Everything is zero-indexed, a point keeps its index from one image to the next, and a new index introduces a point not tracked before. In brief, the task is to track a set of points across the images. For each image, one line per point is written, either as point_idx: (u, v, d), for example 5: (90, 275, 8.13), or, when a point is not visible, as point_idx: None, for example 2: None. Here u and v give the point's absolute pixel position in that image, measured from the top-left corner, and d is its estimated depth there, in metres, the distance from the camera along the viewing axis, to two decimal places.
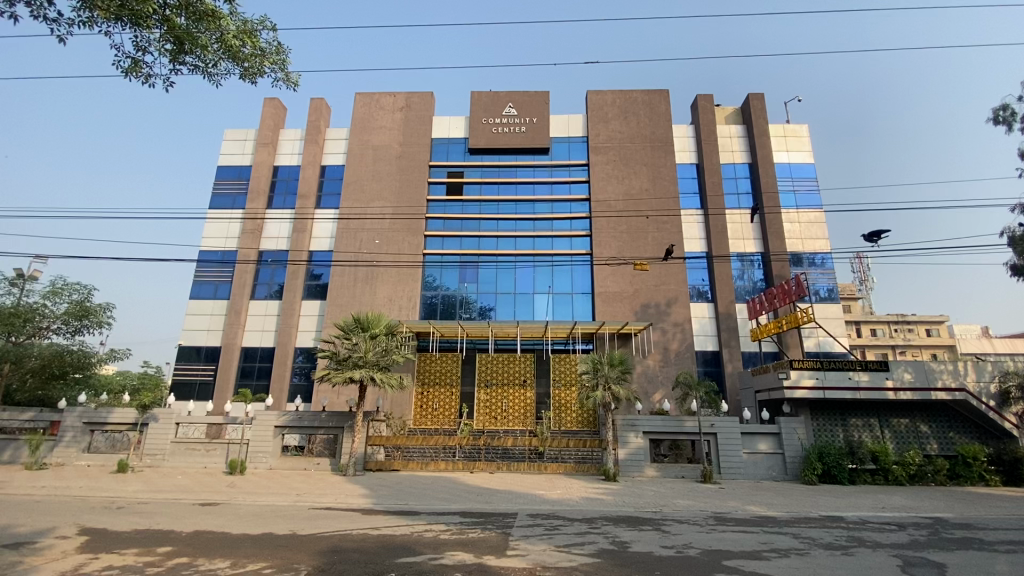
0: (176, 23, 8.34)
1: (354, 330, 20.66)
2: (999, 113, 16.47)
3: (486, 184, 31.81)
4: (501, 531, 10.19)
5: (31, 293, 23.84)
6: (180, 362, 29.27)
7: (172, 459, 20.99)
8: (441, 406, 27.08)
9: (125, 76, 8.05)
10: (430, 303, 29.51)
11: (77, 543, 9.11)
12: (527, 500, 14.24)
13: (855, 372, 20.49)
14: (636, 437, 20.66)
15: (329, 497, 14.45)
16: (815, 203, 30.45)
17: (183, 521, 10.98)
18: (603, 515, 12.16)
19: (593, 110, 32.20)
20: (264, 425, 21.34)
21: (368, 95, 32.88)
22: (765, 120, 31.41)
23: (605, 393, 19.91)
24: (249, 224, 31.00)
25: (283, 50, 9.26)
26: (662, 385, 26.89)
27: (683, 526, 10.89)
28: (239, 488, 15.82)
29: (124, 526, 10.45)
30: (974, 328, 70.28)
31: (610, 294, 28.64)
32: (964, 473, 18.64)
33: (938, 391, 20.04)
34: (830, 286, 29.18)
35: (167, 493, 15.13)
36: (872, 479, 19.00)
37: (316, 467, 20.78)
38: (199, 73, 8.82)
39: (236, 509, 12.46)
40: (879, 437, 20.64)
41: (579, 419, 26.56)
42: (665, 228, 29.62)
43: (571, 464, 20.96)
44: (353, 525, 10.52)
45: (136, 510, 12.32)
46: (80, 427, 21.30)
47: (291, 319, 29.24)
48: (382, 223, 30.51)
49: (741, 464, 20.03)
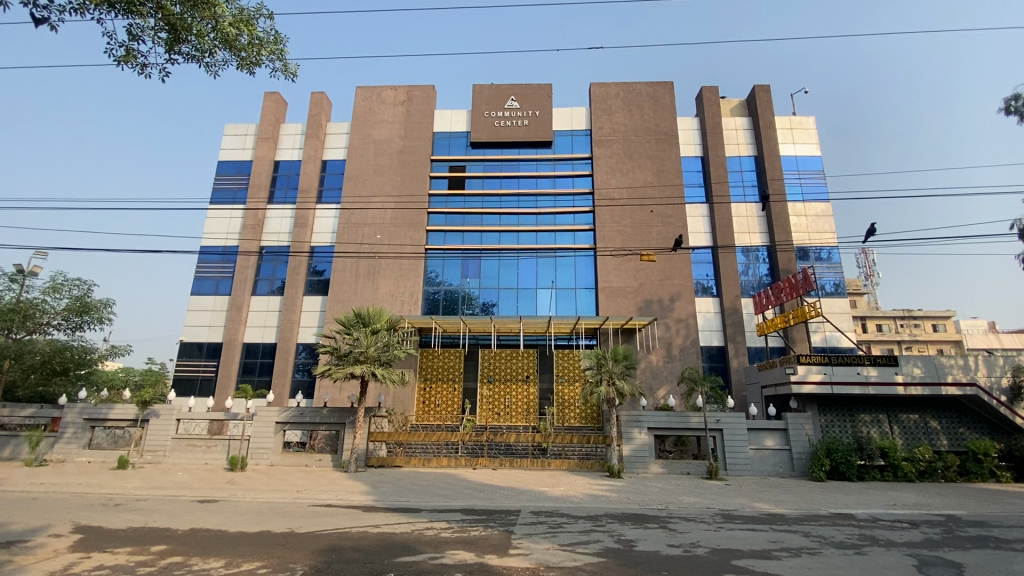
0: (170, 10, 8.10)
1: (354, 326, 20.33)
2: (1011, 104, 16.06)
3: (489, 178, 31.49)
4: (504, 529, 9.96)
5: (31, 289, 23.78)
6: (181, 358, 29.14)
7: (173, 455, 20.86)
8: (443, 402, 27.02)
9: (119, 66, 7.86)
10: (432, 299, 29.25)
11: (70, 541, 8.93)
12: (531, 497, 14.03)
13: (863, 367, 20.12)
14: (641, 433, 20.37)
15: (329, 494, 14.26)
16: (822, 195, 30.00)
17: (181, 518, 10.80)
18: (608, 512, 11.94)
19: (596, 102, 31.78)
20: (264, 421, 21.11)
21: (368, 89, 32.61)
22: (771, 112, 31.00)
23: (608, 389, 19.68)
24: (249, 219, 30.75)
25: (282, 39, 8.98)
26: (666, 381, 26.63)
27: (689, 524, 10.64)
28: (239, 485, 15.65)
29: (120, 524, 10.28)
30: (981, 324, 69.69)
31: (614, 289, 28.36)
32: (976, 470, 18.24)
33: (949, 386, 19.65)
34: (836, 280, 28.81)
35: (166, 489, 14.98)
36: (881, 475, 18.69)
37: (318, 463, 20.60)
38: (194, 62, 8.58)
39: (235, 506, 12.28)
40: (888, 433, 20.34)
41: (582, 415, 26.40)
42: (669, 222, 29.23)
43: (574, 460, 20.72)
44: (352, 523, 10.31)
45: (133, 508, 12.14)
46: (80, 423, 21.21)
47: (292, 315, 29.05)
48: (383, 217, 30.26)
49: (747, 460, 19.76)
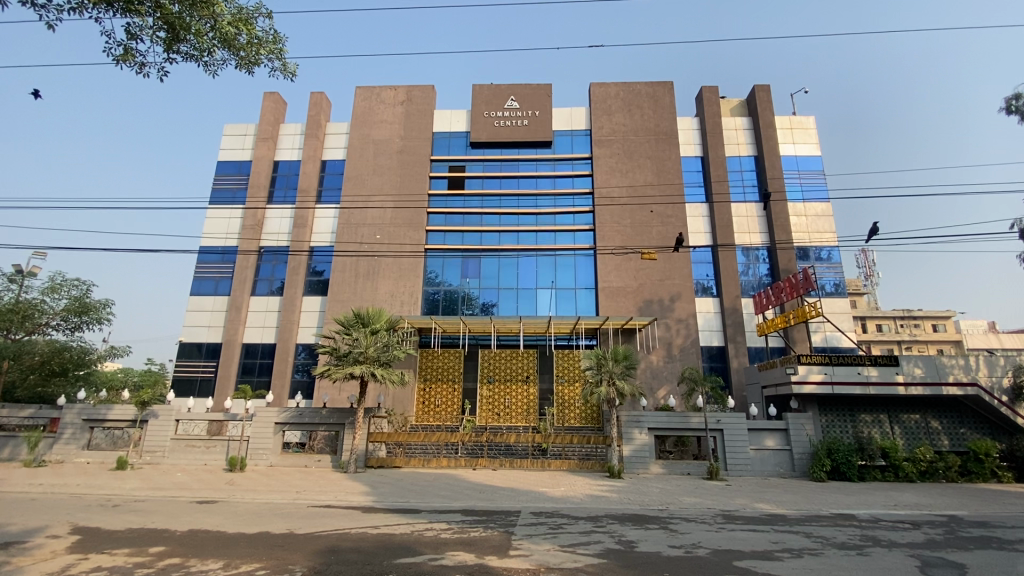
0: (168, 9, 8.06)
1: (354, 326, 20.28)
2: (1012, 103, 15.99)
3: (488, 178, 31.45)
4: (504, 530, 9.91)
5: (30, 289, 23.73)
6: (181, 359, 29.08)
7: (172, 456, 20.81)
8: (443, 402, 26.95)
9: (117, 65, 7.82)
10: (432, 299, 29.20)
11: (68, 542, 8.87)
12: (531, 497, 13.98)
13: (864, 367, 20.08)
14: (641, 433, 20.32)
15: (328, 495, 14.20)
16: (822, 195, 29.97)
17: (180, 519, 10.76)
18: (608, 513, 11.89)
19: (596, 102, 31.75)
20: (264, 422, 21.06)
21: (368, 89, 32.57)
22: (771, 112, 30.97)
23: (609, 389, 19.63)
24: (248, 219, 30.72)
25: (281, 39, 8.94)
26: (666, 381, 26.58)
27: (691, 525, 10.60)
28: (239, 485, 15.57)
29: (118, 525, 10.23)
30: (981, 324, 69.68)
31: (614, 289, 28.32)
32: (977, 470, 18.19)
33: (950, 386, 19.61)
34: (837, 280, 28.78)
35: (165, 490, 14.92)
36: (882, 475, 18.66)
37: (317, 464, 20.53)
38: (192, 61, 8.54)
39: (235, 507, 12.23)
40: (888, 433, 20.29)
41: (582, 415, 26.33)
42: (669, 222, 29.19)
43: (574, 461, 20.65)
44: (352, 524, 10.25)
45: (132, 508, 12.09)
46: (79, 423, 21.15)
47: (292, 315, 29.01)
48: (383, 217, 30.20)
49: (748, 460, 19.71)
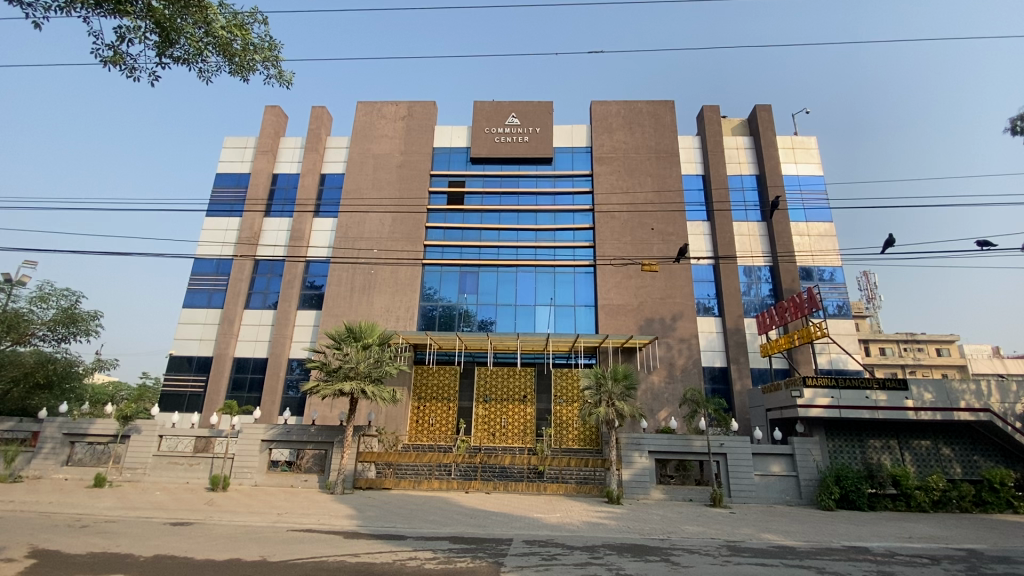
0: (157, 10, 7.68)
1: (345, 340, 19.67)
2: (1017, 123, 14.09)
3: (488, 194, 31.19)
4: (493, 560, 9.23)
5: (18, 298, 23.15)
6: (170, 372, 28.43)
7: (153, 473, 19.97)
8: (437, 422, 26.15)
9: (104, 67, 7.69)
10: (428, 315, 28.64)
11: (21, 567, 8.17)
12: (524, 524, 13.28)
13: (871, 391, 19.42)
14: (641, 457, 19.55)
15: (310, 518, 13.45)
16: (825, 216, 29.66)
17: (147, 543, 10.04)
18: (606, 543, 11.15)
19: (597, 120, 31.67)
20: (250, 439, 20.32)
21: (370, 104, 32.60)
22: (772, 132, 30.82)
23: (608, 410, 18.89)
24: (245, 233, 30.36)
25: (277, 45, 8.59)
26: (668, 403, 25.88)
27: (693, 557, 9.90)
28: (219, 506, 14.85)
29: (79, 549, 9.50)
30: (985, 348, 68.95)
31: (614, 307, 27.78)
32: (992, 500, 17.37)
33: (961, 412, 18.88)
34: (841, 302, 28.25)
35: (141, 510, 14.15)
36: (893, 504, 17.83)
37: (303, 484, 19.76)
38: (182, 65, 8.24)
39: (209, 530, 11.50)
40: (899, 459, 19.57)
41: (580, 437, 25.50)
42: (670, 238, 28.78)
43: (572, 484, 19.83)
44: (330, 551, 9.56)
45: (100, 530, 11.36)
46: (60, 438, 20.39)
47: (285, 329, 28.45)
48: (382, 232, 29.86)
49: (753, 487, 18.94)
